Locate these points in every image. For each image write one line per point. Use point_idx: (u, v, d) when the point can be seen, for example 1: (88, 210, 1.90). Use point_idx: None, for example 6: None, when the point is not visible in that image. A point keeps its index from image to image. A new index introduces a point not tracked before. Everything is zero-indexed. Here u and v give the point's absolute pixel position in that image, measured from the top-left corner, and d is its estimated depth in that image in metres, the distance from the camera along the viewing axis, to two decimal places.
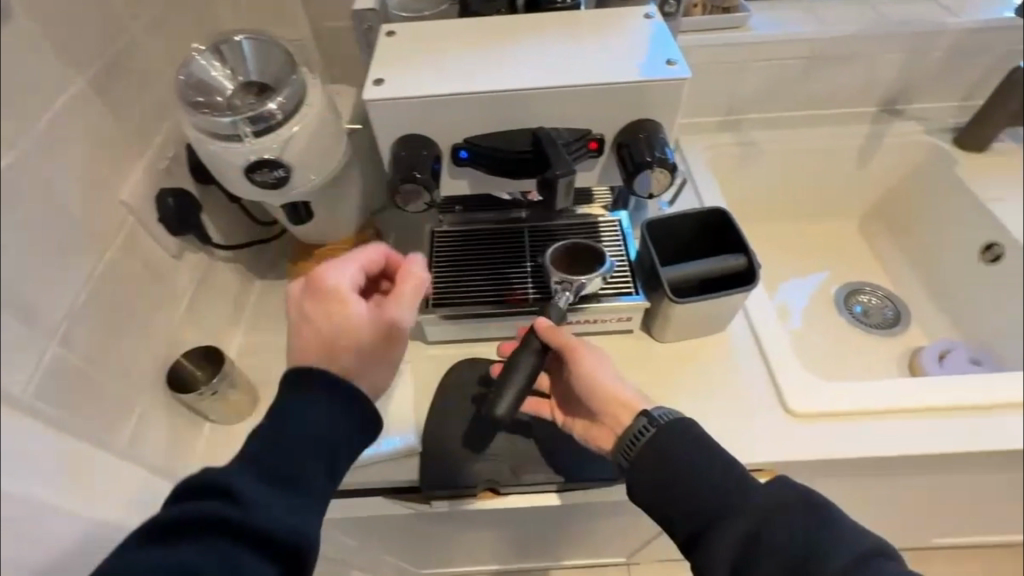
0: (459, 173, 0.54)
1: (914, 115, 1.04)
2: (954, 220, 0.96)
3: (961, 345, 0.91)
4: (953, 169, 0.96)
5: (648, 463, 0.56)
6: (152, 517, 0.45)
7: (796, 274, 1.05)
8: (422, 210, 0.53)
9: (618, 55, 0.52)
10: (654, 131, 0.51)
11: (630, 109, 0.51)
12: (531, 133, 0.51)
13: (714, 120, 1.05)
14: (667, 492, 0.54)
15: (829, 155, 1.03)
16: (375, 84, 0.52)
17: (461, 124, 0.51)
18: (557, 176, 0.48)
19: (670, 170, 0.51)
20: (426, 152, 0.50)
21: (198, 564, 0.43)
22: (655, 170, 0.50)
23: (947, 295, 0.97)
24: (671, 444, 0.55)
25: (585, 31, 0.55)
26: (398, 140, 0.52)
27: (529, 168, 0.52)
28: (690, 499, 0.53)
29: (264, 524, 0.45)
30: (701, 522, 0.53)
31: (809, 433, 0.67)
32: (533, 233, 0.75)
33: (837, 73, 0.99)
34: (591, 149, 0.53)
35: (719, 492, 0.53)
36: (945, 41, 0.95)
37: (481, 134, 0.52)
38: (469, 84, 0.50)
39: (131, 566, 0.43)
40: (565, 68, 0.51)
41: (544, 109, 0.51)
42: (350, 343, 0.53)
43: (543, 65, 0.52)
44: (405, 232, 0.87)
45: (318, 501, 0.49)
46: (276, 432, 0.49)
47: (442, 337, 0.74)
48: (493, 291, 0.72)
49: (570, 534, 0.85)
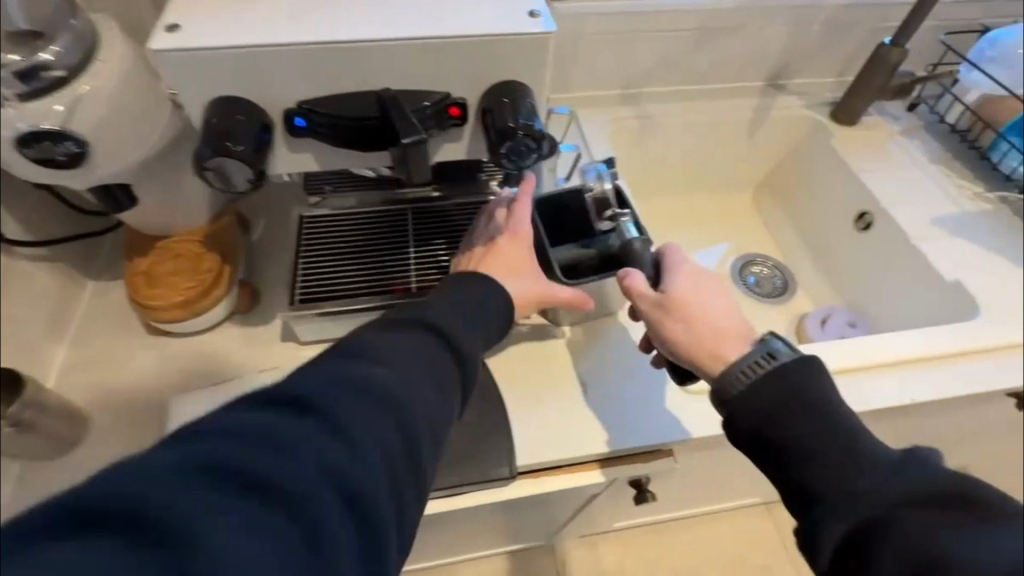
0: (296, 144, 0.49)
1: (797, 90, 1.08)
2: (831, 191, 1.01)
3: (840, 309, 0.95)
4: (830, 141, 1.01)
5: (766, 409, 0.50)
6: (140, 459, 0.33)
7: (691, 246, 1.07)
8: (250, 189, 0.48)
9: (477, 10, 0.47)
10: (519, 96, 0.47)
11: (494, 71, 0.47)
12: (375, 97, 0.47)
13: (612, 93, 1.03)
14: (803, 446, 0.48)
15: (721, 129, 1.04)
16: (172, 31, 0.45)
17: (291, 84, 0.46)
18: (404, 144, 0.45)
19: (537, 138, 0.47)
20: (241, 119, 0.45)
21: (228, 495, 0.33)
22: (520, 138, 0.47)
23: (827, 263, 1.02)
24: (806, 385, 0.50)
25: None
26: (211, 102, 0.46)
27: (375, 135, 0.48)
28: (830, 451, 0.48)
29: (302, 476, 0.35)
30: (816, 475, 0.48)
31: (691, 412, 0.67)
32: (418, 214, 0.68)
33: (727, 43, 0.99)
34: (452, 117, 0.49)
35: (848, 450, 0.47)
36: (823, 15, 0.98)
37: (316, 97, 0.46)
38: (296, 36, 0.44)
39: (139, 507, 0.30)
40: (412, 23, 0.45)
41: (397, 66, 0.46)
42: (514, 270, 0.61)
43: (388, 20, 0.46)
44: (275, 219, 0.77)
45: (383, 443, 0.40)
46: (357, 378, 0.42)
47: (317, 337, 0.66)
48: (368, 283, 0.64)
49: (481, 529, 0.81)
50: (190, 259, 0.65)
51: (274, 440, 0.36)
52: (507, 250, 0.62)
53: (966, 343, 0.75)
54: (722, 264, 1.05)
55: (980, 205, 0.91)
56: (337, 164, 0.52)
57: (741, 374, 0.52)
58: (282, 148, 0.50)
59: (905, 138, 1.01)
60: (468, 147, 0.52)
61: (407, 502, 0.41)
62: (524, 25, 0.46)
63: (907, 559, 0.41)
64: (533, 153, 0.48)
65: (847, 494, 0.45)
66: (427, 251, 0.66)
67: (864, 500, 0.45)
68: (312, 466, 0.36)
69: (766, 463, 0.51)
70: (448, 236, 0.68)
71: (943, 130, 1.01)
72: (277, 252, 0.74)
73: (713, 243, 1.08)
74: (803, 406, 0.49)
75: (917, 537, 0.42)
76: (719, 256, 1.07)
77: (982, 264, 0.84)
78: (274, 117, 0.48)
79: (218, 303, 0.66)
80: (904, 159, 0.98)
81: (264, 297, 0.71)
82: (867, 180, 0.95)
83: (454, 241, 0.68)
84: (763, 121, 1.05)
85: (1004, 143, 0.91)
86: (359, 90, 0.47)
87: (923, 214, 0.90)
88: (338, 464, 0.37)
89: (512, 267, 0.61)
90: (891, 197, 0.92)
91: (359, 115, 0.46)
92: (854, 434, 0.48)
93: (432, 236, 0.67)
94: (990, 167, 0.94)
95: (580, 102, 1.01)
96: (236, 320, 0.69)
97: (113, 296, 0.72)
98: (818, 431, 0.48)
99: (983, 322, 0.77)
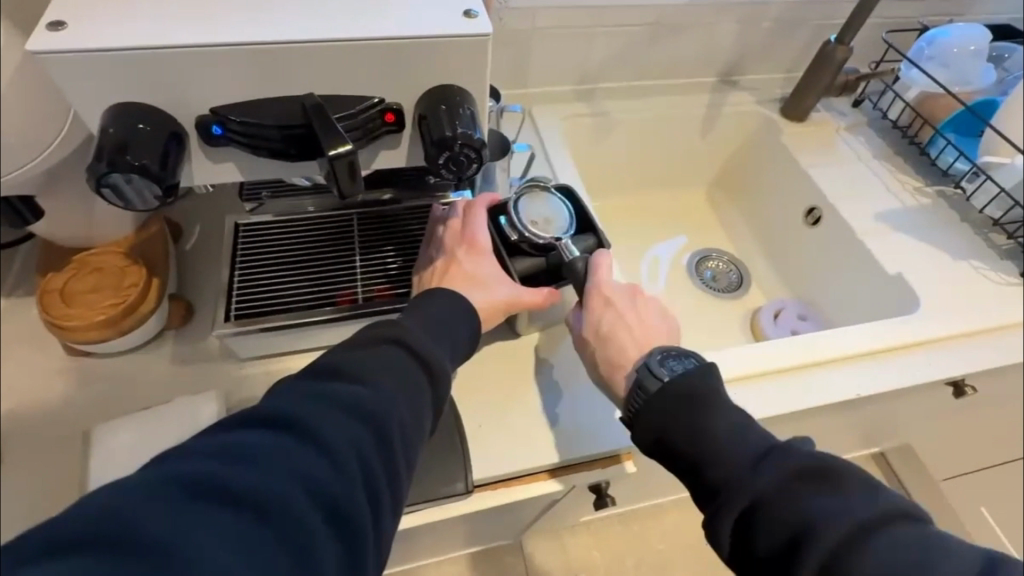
0: (215, 153, 0.46)
1: (748, 86, 1.09)
2: (782, 186, 1.03)
3: (791, 303, 0.98)
4: (779, 137, 1.03)
5: (656, 409, 0.51)
6: (140, 471, 0.33)
7: (649, 243, 1.08)
8: (160, 205, 0.44)
9: (410, 9, 0.45)
10: (457, 103, 0.45)
11: (432, 74, 0.45)
12: (301, 102, 0.43)
13: (567, 89, 1.01)
14: (689, 445, 0.50)
15: (674, 125, 1.05)
16: (59, 30, 0.40)
17: (205, 88, 0.42)
18: (333, 155, 0.42)
19: (476, 147, 0.46)
20: (142, 126, 0.41)
21: (220, 500, 0.33)
22: (458, 147, 0.45)
23: (780, 258, 1.04)
24: (685, 387, 0.51)
25: None
26: (108, 108, 0.42)
27: (303, 144, 0.45)
28: (710, 446, 0.49)
29: (291, 483, 0.35)
30: (710, 468, 0.48)
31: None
32: (364, 221, 0.65)
33: (679, 38, 0.99)
34: (388, 123, 0.46)
35: (725, 442, 0.49)
36: (770, 12, 0.99)
37: (231, 104, 0.43)
38: (208, 35, 0.40)
39: (119, 515, 0.30)
40: (336, 22, 0.42)
41: (328, 69, 0.43)
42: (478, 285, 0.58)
43: (311, 19, 0.43)
44: (211, 225, 0.72)
45: (365, 449, 0.39)
46: (331, 381, 0.42)
47: (259, 352, 0.62)
48: (311, 293, 0.60)
49: (446, 539, 0.79)
50: (111, 272, 0.60)
51: (249, 453, 0.35)
52: (467, 263, 0.59)
53: (905, 336, 0.77)
54: (680, 260, 1.07)
55: (920, 200, 0.94)
56: (265, 171, 0.48)
57: (631, 399, 0.54)
58: (200, 155, 0.46)
59: (851, 134, 1.04)
60: (409, 154, 0.50)
61: (384, 507, 0.40)
62: (461, 26, 0.44)
63: (781, 533, 0.43)
64: (473, 163, 0.47)
65: (731, 484, 0.47)
66: (375, 259, 0.63)
67: (745, 487, 0.46)
68: (299, 471, 0.36)
69: (667, 464, 0.52)
70: (397, 243, 0.65)
71: (885, 126, 1.04)
72: (214, 261, 0.70)
73: (670, 239, 1.09)
74: (691, 402, 0.51)
75: (790, 513, 0.43)
76: (676, 252, 1.08)
77: (921, 257, 0.87)
78: (187, 126, 0.44)
79: (147, 319, 0.61)
80: (850, 155, 1.00)
81: (200, 309, 0.66)
82: (815, 176, 0.97)
83: (404, 248, 0.65)
84: (716, 117, 1.06)
85: (941, 140, 0.94)
86: (286, 95, 0.43)
87: (868, 209, 0.93)
88: (310, 474, 0.36)
89: (472, 280, 0.59)
90: (838, 193, 0.95)
91: (283, 122, 0.43)
92: (733, 424, 0.50)
93: (380, 244, 0.64)
94: (929, 163, 0.98)
95: (536, 98, 1.00)
96: (170, 336, 0.64)
97: (30, 312, 0.67)
98: (695, 430, 0.50)
99: (922, 315, 0.80)
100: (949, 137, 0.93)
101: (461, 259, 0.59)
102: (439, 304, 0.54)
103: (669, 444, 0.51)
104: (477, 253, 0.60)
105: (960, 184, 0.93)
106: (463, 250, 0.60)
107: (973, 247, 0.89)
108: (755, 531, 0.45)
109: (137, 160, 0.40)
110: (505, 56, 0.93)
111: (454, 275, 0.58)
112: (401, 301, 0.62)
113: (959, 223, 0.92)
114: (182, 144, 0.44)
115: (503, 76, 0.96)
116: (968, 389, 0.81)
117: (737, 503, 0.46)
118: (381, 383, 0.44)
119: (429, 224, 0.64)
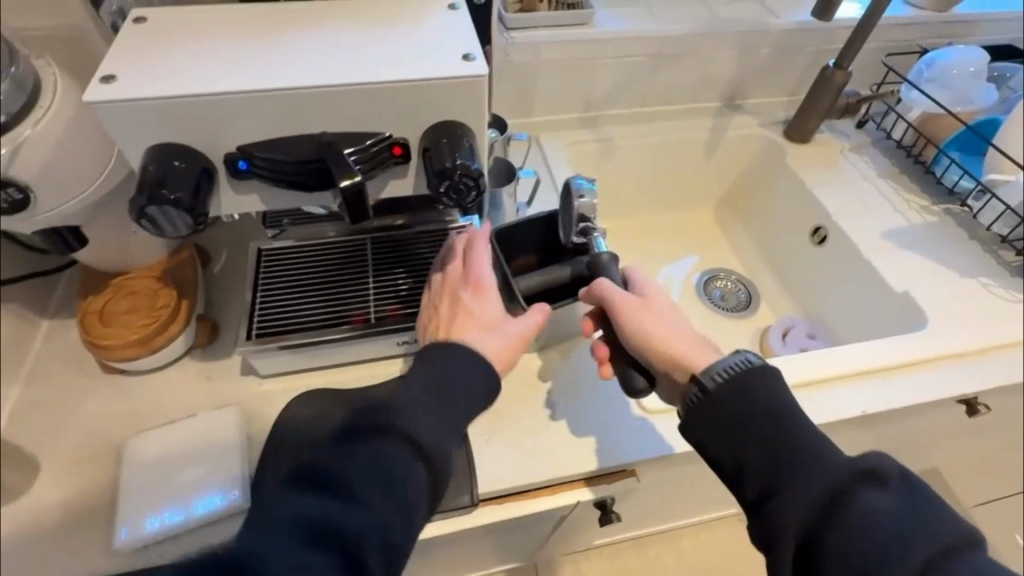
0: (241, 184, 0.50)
1: (751, 109, 1.12)
2: (787, 206, 1.05)
3: (800, 321, 0.98)
4: (784, 158, 1.05)
5: (726, 409, 0.52)
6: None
7: (658, 264, 1.10)
8: (191, 233, 0.49)
9: (415, 53, 0.49)
10: (456, 136, 0.49)
11: (438, 112, 0.49)
12: (320, 139, 0.48)
13: (573, 117, 1.06)
14: (766, 454, 0.50)
15: (679, 149, 1.08)
16: (107, 82, 0.46)
17: (233, 129, 0.47)
18: (344, 187, 0.47)
19: (474, 177, 0.49)
20: (177, 162, 0.46)
21: None
22: (456, 176, 0.48)
23: (788, 276, 1.05)
24: (753, 395, 0.52)
25: (383, 26, 0.51)
26: (149, 146, 0.47)
27: (319, 177, 0.49)
28: (788, 453, 0.50)
29: None
30: (781, 477, 0.49)
31: (655, 429, 0.69)
32: (377, 243, 0.69)
33: (679, 66, 1.03)
34: (395, 156, 0.50)
35: (797, 449, 0.50)
36: (769, 39, 1.03)
37: (257, 142, 0.48)
38: (236, 82, 0.45)
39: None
40: (349, 67, 0.47)
41: (342, 111, 0.47)
42: (483, 326, 0.60)
43: (327, 65, 0.47)
44: (236, 251, 0.77)
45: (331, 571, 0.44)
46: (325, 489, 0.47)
47: (278, 370, 0.66)
48: (327, 313, 0.64)
49: (457, 557, 0.80)
50: (145, 295, 0.65)
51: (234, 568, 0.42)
52: (474, 306, 0.61)
53: (913, 353, 0.77)
54: (688, 280, 1.08)
55: (927, 217, 0.95)
56: (285, 202, 0.53)
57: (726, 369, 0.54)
58: (227, 189, 0.50)
59: (856, 153, 1.05)
60: (414, 183, 0.54)
61: None
62: (460, 69, 0.48)
63: (853, 552, 0.46)
64: (472, 191, 0.50)
65: (805, 486, 0.48)
66: (387, 280, 0.67)
67: (818, 491, 0.48)
68: None
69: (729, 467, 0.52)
70: (408, 265, 0.68)
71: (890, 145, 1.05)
72: (238, 286, 0.74)
73: (678, 259, 1.11)
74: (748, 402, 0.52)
75: (865, 515, 0.47)
76: (683, 271, 1.09)
77: (929, 274, 0.87)
78: (216, 160, 0.48)
79: (175, 340, 0.65)
80: (855, 174, 1.02)
81: (224, 330, 0.70)
82: (820, 195, 0.98)
83: (414, 270, 0.68)
84: (720, 140, 1.08)
85: (946, 159, 0.95)
86: (305, 133, 0.48)
87: (875, 227, 0.94)
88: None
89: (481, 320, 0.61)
90: (844, 211, 0.96)
91: (303, 157, 0.47)
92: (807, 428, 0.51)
93: (392, 266, 0.68)
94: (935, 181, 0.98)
95: (543, 126, 1.04)
96: (196, 355, 0.68)
97: (70, 333, 0.72)
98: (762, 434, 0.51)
99: (930, 331, 0.80)
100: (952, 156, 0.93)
101: (468, 302, 0.61)
102: (448, 359, 0.57)
103: (733, 450, 0.52)
104: (482, 296, 0.62)
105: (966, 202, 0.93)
106: (470, 292, 0.61)
107: (982, 263, 0.89)
108: (826, 537, 0.47)
109: (171, 192, 0.45)
110: (514, 87, 0.98)
111: (461, 319, 0.60)
112: (412, 320, 0.65)
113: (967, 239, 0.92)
114: (213, 177, 0.48)
115: (510, 105, 1.01)
116: (982, 407, 0.80)
117: (809, 504, 0.48)
118: (359, 496, 0.47)
119: (442, 249, 0.67)
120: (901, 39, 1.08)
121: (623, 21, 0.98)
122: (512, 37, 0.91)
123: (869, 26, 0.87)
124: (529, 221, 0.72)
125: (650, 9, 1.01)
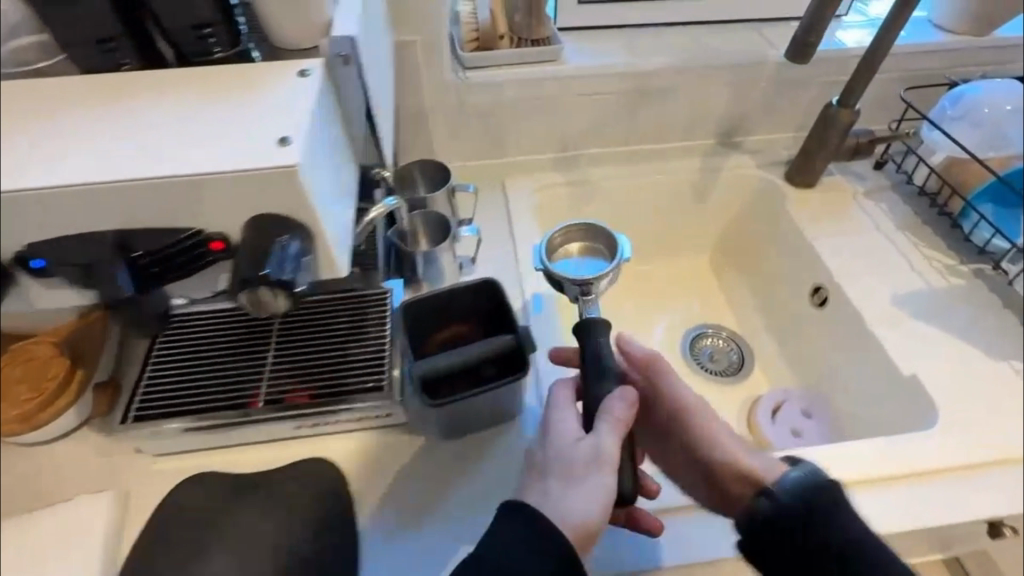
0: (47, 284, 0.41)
1: (750, 147, 1.00)
2: (787, 260, 0.92)
3: (795, 394, 0.86)
4: (783, 203, 0.93)
5: (785, 524, 0.54)
6: None
7: (638, 318, 0.99)
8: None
9: (237, 132, 0.40)
10: (267, 240, 0.40)
11: (268, 203, 0.40)
12: (115, 239, 0.39)
13: (547, 157, 0.97)
14: (835, 565, 0.53)
15: (663, 192, 0.98)
16: None
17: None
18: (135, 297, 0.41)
19: (283, 290, 0.41)
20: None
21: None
22: (259, 292, 0.40)
23: (788, 339, 0.92)
24: (812, 502, 0.54)
25: (214, 88, 0.42)
26: None
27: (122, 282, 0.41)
28: (847, 563, 0.52)
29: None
30: None
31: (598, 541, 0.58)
32: (289, 313, 0.63)
33: (662, 101, 0.93)
34: (216, 251, 0.42)
35: (868, 564, 0.52)
36: (766, 72, 0.92)
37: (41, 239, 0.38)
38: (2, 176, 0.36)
39: None
40: (146, 156, 0.38)
41: (137, 210, 0.38)
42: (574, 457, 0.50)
43: (122, 152, 0.38)
44: None
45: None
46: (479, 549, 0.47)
47: (165, 449, 0.60)
48: (214, 392, 0.59)
49: None
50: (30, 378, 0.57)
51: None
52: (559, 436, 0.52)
53: (914, 457, 0.64)
54: (672, 337, 0.96)
55: (951, 280, 0.80)
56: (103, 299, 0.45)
57: (765, 498, 0.55)
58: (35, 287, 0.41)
59: (871, 200, 0.91)
60: None
61: None
62: (273, 161, 0.38)
63: None
64: (286, 304, 0.42)
65: None
66: (293, 357, 0.61)
67: None
68: None
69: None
70: (319, 340, 0.62)
71: (912, 191, 0.91)
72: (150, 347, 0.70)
73: (664, 313, 0.99)
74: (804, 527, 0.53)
75: None
76: (669, 328, 0.97)
77: (949, 351, 0.73)
78: None
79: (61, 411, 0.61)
80: (867, 225, 0.88)
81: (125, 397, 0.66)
82: (823, 250, 0.86)
83: (318, 344, 0.62)
84: (712, 182, 0.97)
85: (974, 213, 0.81)
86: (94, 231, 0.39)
87: (886, 291, 0.80)
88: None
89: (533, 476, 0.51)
90: (850, 270, 0.83)
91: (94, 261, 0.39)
92: (857, 538, 0.53)
93: (303, 340, 0.62)
94: (962, 237, 0.83)
95: (512, 167, 0.96)
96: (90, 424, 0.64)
97: None
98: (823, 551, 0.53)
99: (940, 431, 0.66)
100: (981, 211, 0.79)
101: (571, 430, 0.52)
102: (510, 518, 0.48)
103: (783, 568, 0.53)
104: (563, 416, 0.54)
105: (999, 266, 0.78)
106: (559, 408, 0.55)
107: (1017, 342, 0.74)
108: None
109: None
110: (477, 128, 0.91)
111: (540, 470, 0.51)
112: (313, 404, 0.59)
113: (1000, 309, 0.77)
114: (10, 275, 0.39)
115: (475, 146, 0.94)
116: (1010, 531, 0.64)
117: None
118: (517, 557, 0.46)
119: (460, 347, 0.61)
120: (927, 69, 0.94)
121: (598, 55, 0.89)
122: (468, 77, 0.85)
123: (873, 59, 0.76)
124: (455, 290, 0.61)
125: (630, 42, 0.92)
